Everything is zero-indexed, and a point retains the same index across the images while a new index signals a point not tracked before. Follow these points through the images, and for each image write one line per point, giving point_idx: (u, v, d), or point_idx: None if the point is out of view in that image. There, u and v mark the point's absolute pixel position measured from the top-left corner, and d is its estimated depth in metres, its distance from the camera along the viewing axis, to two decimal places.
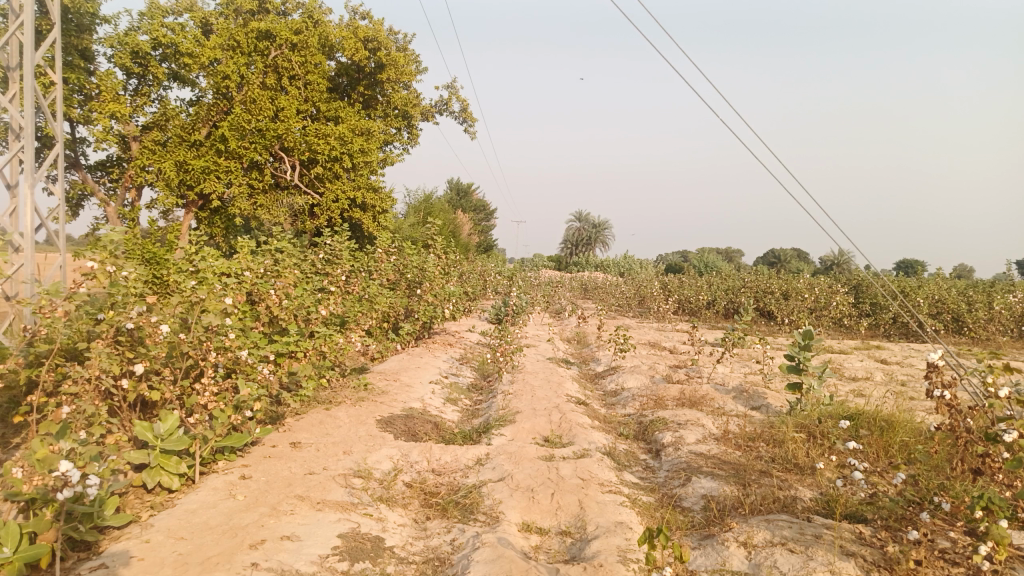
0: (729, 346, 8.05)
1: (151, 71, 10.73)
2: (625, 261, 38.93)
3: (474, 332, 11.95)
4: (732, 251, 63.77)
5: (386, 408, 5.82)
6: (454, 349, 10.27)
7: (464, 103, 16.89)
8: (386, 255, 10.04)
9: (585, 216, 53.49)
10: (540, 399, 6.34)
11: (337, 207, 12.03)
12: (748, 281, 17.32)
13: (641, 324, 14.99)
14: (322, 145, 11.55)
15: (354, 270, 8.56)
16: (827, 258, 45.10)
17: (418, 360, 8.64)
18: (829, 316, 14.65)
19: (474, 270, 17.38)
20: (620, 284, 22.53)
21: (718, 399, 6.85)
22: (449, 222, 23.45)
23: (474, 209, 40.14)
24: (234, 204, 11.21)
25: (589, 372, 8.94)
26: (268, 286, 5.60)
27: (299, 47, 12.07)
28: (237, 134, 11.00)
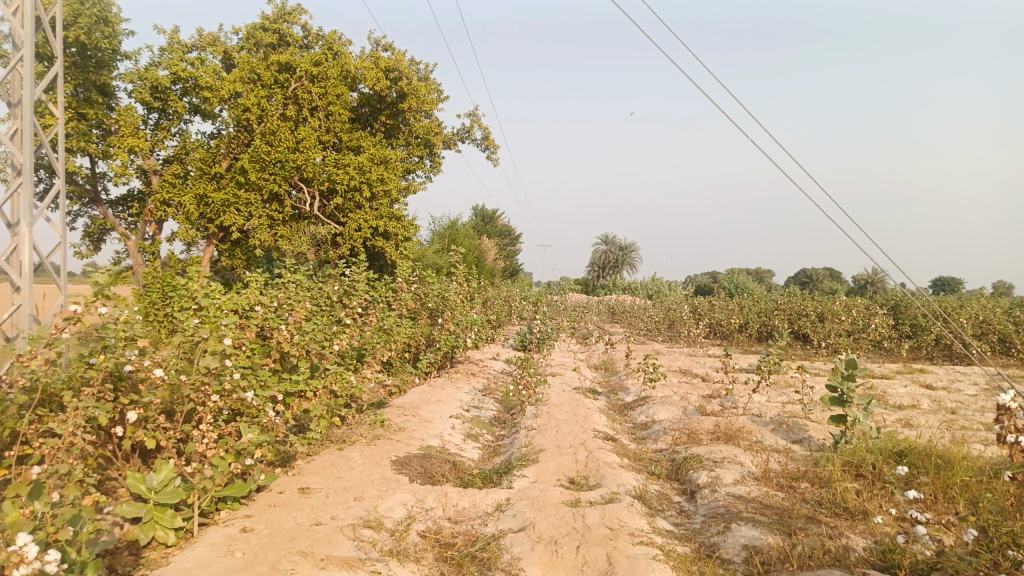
0: (766, 374, 7.63)
1: (171, 105, 10.77)
2: (653, 284, 38.44)
3: (498, 361, 11.64)
4: (762, 272, 62.78)
5: (402, 447, 5.52)
6: (478, 379, 9.98)
7: (486, 129, 16.78)
8: (408, 284, 9.83)
9: (611, 239, 53.13)
10: (565, 435, 6.00)
11: (359, 236, 11.87)
12: (782, 303, 16.82)
13: (671, 350, 14.56)
14: (341, 175, 11.41)
15: (373, 300, 8.36)
16: (860, 277, 44.17)
17: (440, 393, 8.35)
18: (868, 339, 14.09)
19: (499, 297, 17.13)
20: (649, 308, 22.10)
21: (756, 432, 6.44)
22: (474, 249, 23.29)
23: (500, 235, 40.04)
24: (255, 235, 11.11)
25: (618, 402, 8.57)
26: (278, 321, 5.49)
27: (319, 78, 12.05)
28: (257, 166, 10.94)
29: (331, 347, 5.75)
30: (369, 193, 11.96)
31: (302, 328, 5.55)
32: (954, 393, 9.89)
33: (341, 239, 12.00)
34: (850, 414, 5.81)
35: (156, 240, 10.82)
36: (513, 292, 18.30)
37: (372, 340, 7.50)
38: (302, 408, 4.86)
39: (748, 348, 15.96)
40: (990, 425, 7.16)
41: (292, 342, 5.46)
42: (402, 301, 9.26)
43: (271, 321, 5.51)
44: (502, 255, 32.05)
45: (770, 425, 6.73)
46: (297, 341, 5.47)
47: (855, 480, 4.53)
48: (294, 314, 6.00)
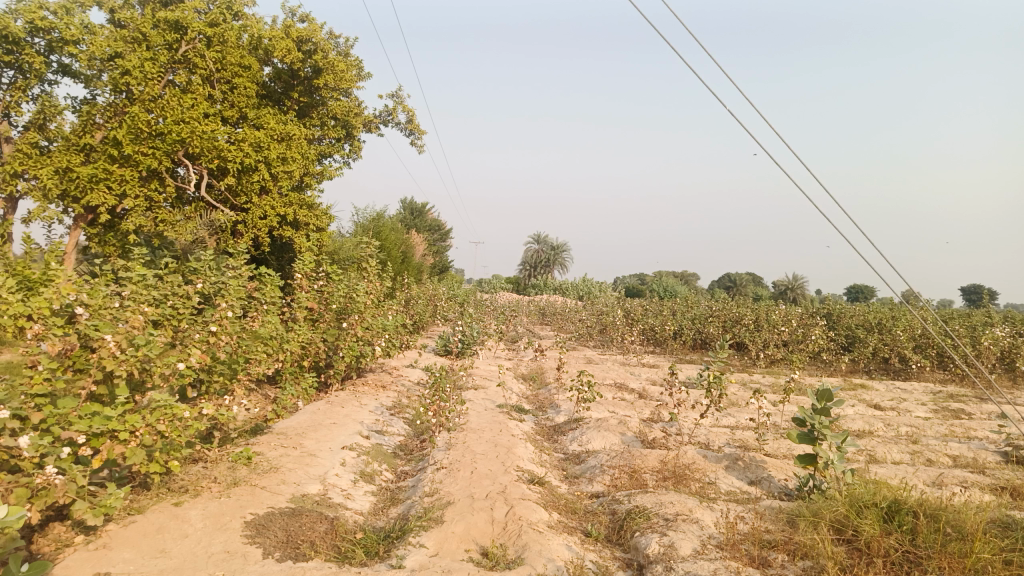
0: (716, 399, 6.70)
1: (26, 60, 9.00)
2: (585, 284, 37.84)
3: (416, 371, 10.40)
4: (688, 276, 63.36)
5: (267, 498, 4.24)
6: (388, 392, 8.72)
7: (411, 113, 15.49)
8: (309, 281, 8.51)
9: (543, 238, 52.48)
10: (481, 476, 4.83)
11: (265, 224, 10.61)
12: (716, 309, 16.16)
13: (603, 359, 13.61)
14: (233, 152, 9.90)
15: (260, 300, 7.01)
16: (782, 284, 44.83)
17: (338, 413, 7.06)
18: (806, 351, 13.49)
19: (422, 296, 15.85)
20: (581, 310, 21.24)
21: (708, 471, 5.43)
22: (399, 243, 21.91)
23: (430, 230, 38.62)
24: (130, 219, 9.37)
25: (546, 424, 7.47)
26: (104, 328, 4.17)
27: (215, 43, 10.58)
28: (134, 137, 9.29)
29: (179, 363, 4.49)
30: (268, 173, 10.52)
31: (136, 338, 4.26)
32: (904, 414, 9.24)
33: (240, 227, 10.54)
34: (822, 455, 4.89)
35: (7, 220, 9.01)
36: (439, 290, 17.07)
37: (249, 349, 6.17)
38: (115, 454, 3.53)
39: (683, 356, 15.21)
40: (959, 458, 6.39)
41: (118, 359, 4.15)
42: (300, 300, 7.89)
43: (96, 329, 4.19)
44: (430, 250, 30.70)
45: (723, 459, 5.75)
46: (126, 356, 4.17)
47: (847, 554, 3.53)
48: (134, 320, 4.70)
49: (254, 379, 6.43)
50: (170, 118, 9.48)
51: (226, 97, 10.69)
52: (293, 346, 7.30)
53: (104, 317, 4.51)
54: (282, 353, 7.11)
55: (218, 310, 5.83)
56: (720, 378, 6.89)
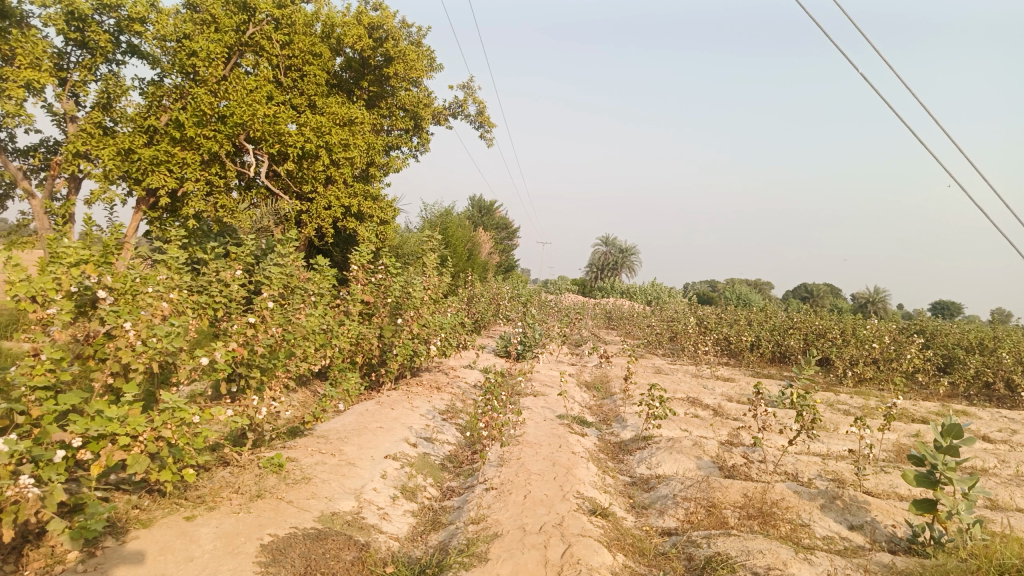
0: (807, 426, 5.90)
1: (92, 38, 8.89)
2: (653, 289, 36.74)
3: (473, 373, 9.87)
4: (760, 285, 61.08)
5: (291, 516, 3.73)
6: (443, 394, 8.22)
7: (481, 105, 15.01)
8: (364, 273, 8.07)
9: (612, 241, 51.51)
10: (536, 503, 4.21)
11: (330, 215, 10.36)
12: (798, 321, 15.06)
13: (673, 369, 12.77)
14: (293, 137, 9.61)
15: (310, 290, 6.62)
16: (861, 297, 42.60)
17: (386, 416, 6.55)
18: (900, 370, 12.30)
19: (484, 294, 15.34)
20: (649, 316, 20.35)
21: (801, 510, 4.66)
22: (465, 240, 21.51)
23: (498, 229, 38.24)
24: (189, 203, 9.13)
25: (611, 440, 6.80)
26: (123, 316, 3.77)
27: (284, 27, 10.44)
28: (196, 119, 9.05)
29: (210, 356, 4.07)
30: (329, 159, 10.20)
31: (158, 329, 3.85)
32: (1019, 449, 8.13)
33: (302, 216, 10.31)
34: (946, 503, 4.04)
35: (69, 200, 8.92)
36: (503, 289, 16.58)
37: (292, 342, 5.75)
38: (114, 461, 3.06)
39: (760, 370, 14.20)
40: None
41: (136, 351, 3.76)
42: (353, 293, 7.48)
43: (117, 314, 3.82)
44: (496, 249, 30.27)
45: (817, 495, 4.97)
46: (145, 348, 3.78)
47: None
48: (167, 306, 4.33)
49: (297, 376, 5.99)
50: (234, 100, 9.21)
51: (296, 84, 10.57)
52: (342, 342, 6.87)
53: (132, 302, 4.13)
54: (330, 349, 6.68)
55: (261, 299, 5.43)
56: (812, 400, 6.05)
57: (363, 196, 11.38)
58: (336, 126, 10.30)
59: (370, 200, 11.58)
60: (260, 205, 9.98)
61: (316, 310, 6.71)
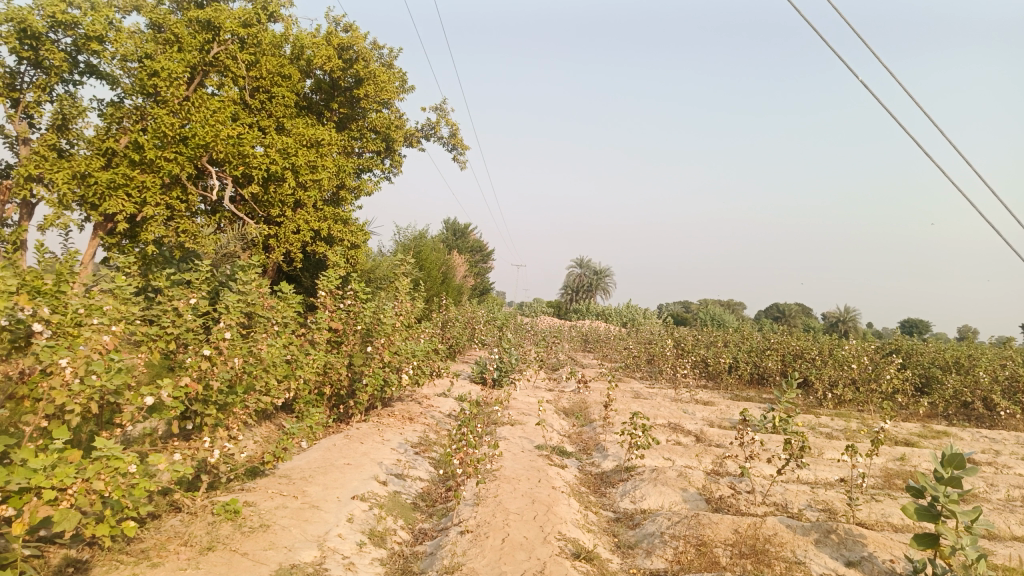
0: (795, 455, 5.67)
1: (46, 57, 8.52)
2: (629, 311, 36.69)
3: (447, 401, 9.54)
4: (733, 305, 61.51)
5: (244, 571, 3.37)
6: (416, 425, 7.88)
7: (454, 126, 14.82)
8: (333, 299, 7.74)
9: (586, 263, 51.54)
10: (515, 547, 3.90)
11: (297, 239, 10.13)
12: (775, 342, 14.96)
13: (652, 394, 12.54)
14: (258, 159, 9.30)
15: (273, 319, 6.28)
16: (833, 316, 43.00)
17: (355, 451, 6.20)
18: (879, 391, 12.20)
19: (458, 318, 15.03)
20: (626, 338, 20.17)
21: (795, 547, 4.41)
22: (439, 264, 21.21)
23: (472, 252, 37.96)
24: (148, 228, 8.73)
25: (592, 472, 6.51)
26: (59, 352, 3.41)
27: (249, 47, 10.23)
28: (156, 141, 8.69)
29: (157, 393, 3.72)
30: (295, 182, 9.90)
31: (98, 365, 3.50)
32: (1005, 471, 7.99)
33: (269, 240, 10.01)
34: (949, 536, 3.80)
35: (20, 226, 8.46)
36: (477, 312, 16.28)
37: (252, 375, 5.40)
38: (40, 517, 2.62)
39: (739, 393, 14.03)
40: None
41: (72, 391, 3.39)
42: (320, 321, 7.16)
43: (52, 351, 3.46)
44: (470, 272, 29.99)
45: (811, 529, 4.71)
46: (82, 387, 3.41)
47: None
48: (111, 339, 3.96)
49: (259, 411, 5.62)
50: (196, 121, 8.88)
51: (264, 106, 10.37)
52: (307, 373, 6.52)
53: (71, 337, 3.77)
54: (295, 380, 6.32)
55: (217, 329, 5.08)
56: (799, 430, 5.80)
57: (333, 220, 11.09)
58: (303, 148, 10.04)
59: (340, 224, 11.28)
60: (226, 229, 9.62)
61: (283, 340, 6.38)
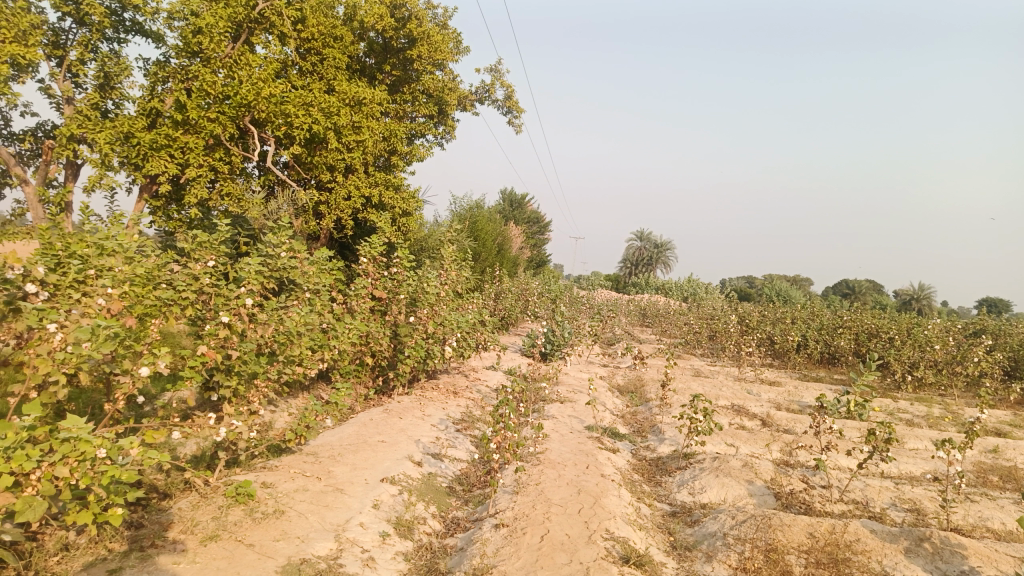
0: (878, 449, 4.86)
1: (89, 13, 8.31)
2: (689, 285, 35.68)
3: (495, 374, 9.12)
4: (798, 280, 59.23)
5: (247, 566, 2.99)
6: (461, 400, 7.49)
7: (510, 89, 14.22)
8: (374, 266, 7.36)
9: (647, 235, 50.39)
10: (554, 548, 3.43)
11: (349, 205, 9.97)
12: (848, 319, 14.00)
13: (712, 372, 11.87)
14: (301, 116, 8.81)
15: (306, 285, 5.89)
16: (906, 294, 40.93)
17: (392, 427, 5.83)
18: (964, 376, 11.23)
19: (511, 289, 14.58)
20: (687, 313, 19.39)
21: (881, 555, 3.80)
22: (495, 234, 20.76)
23: (529, 223, 37.40)
24: (191, 191, 8.50)
25: (646, 458, 5.98)
26: (49, 317, 3.04)
27: (297, 4, 9.86)
28: (200, 101, 8.43)
29: (160, 363, 3.30)
30: (340, 144, 9.54)
31: (91, 332, 3.12)
32: None
33: (320, 207, 9.88)
34: None
35: (65, 187, 8.36)
36: (532, 283, 15.80)
37: (278, 344, 5.02)
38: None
39: (807, 373, 13.19)
40: None
41: (61, 359, 3.01)
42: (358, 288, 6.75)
43: (42, 315, 3.09)
44: (527, 243, 29.48)
45: (899, 535, 4.07)
46: (72, 356, 3.03)
47: None
48: (112, 303, 3.58)
49: (288, 384, 5.28)
50: (239, 79, 8.55)
51: (315, 69, 10.01)
52: (344, 344, 6.14)
53: (68, 300, 3.42)
54: (329, 352, 5.96)
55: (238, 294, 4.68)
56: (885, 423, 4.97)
57: (382, 186, 10.71)
58: (346, 106, 9.58)
59: (389, 190, 10.90)
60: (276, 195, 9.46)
61: (318, 309, 6.00)
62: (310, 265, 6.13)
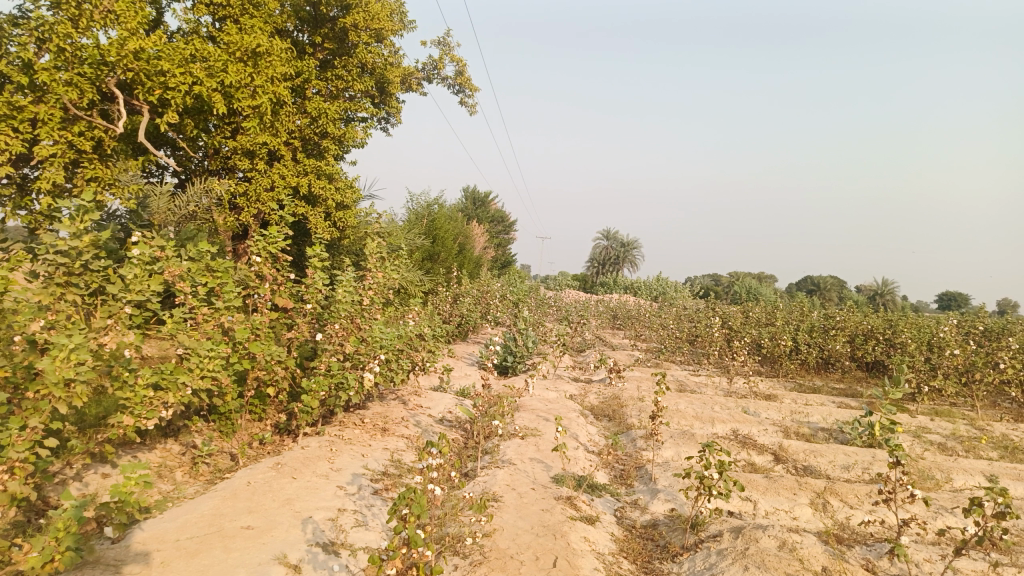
0: (986, 529, 3.17)
1: None
2: (658, 284, 34.42)
3: (443, 399, 7.41)
4: (765, 277, 58.52)
5: None
6: (392, 440, 5.78)
7: (461, 66, 12.51)
8: (273, 268, 5.60)
9: (614, 234, 49.16)
10: None
11: (271, 197, 8.36)
12: (843, 319, 12.56)
13: (699, 385, 10.32)
14: (176, 73, 7.08)
15: (131, 297, 4.17)
16: (870, 289, 40.42)
17: (275, 497, 4.08)
18: (984, 383, 9.80)
19: (469, 293, 12.89)
20: (663, 314, 17.89)
21: None
22: (455, 232, 19.00)
23: (492, 222, 35.65)
24: (44, 175, 6.64)
25: (636, 528, 4.32)
26: None
27: None
28: (55, 60, 6.55)
29: None
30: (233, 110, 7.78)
31: None
32: None
33: (238, 199, 8.24)
34: None
35: None
36: (494, 286, 14.11)
37: (58, 399, 3.28)
38: None
39: (801, 382, 11.72)
40: None
41: None
42: (224, 298, 4.83)
43: None
44: (492, 242, 27.73)
45: None
46: None
47: None
48: None
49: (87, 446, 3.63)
50: (127, 26, 6.79)
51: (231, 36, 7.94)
52: (204, 382, 4.34)
53: None
54: (176, 393, 4.10)
55: None
56: (995, 488, 3.17)
57: (310, 172, 8.92)
58: (238, 63, 7.66)
59: (318, 177, 9.10)
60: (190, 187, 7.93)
61: (149, 331, 4.59)
62: (142, 268, 4.42)
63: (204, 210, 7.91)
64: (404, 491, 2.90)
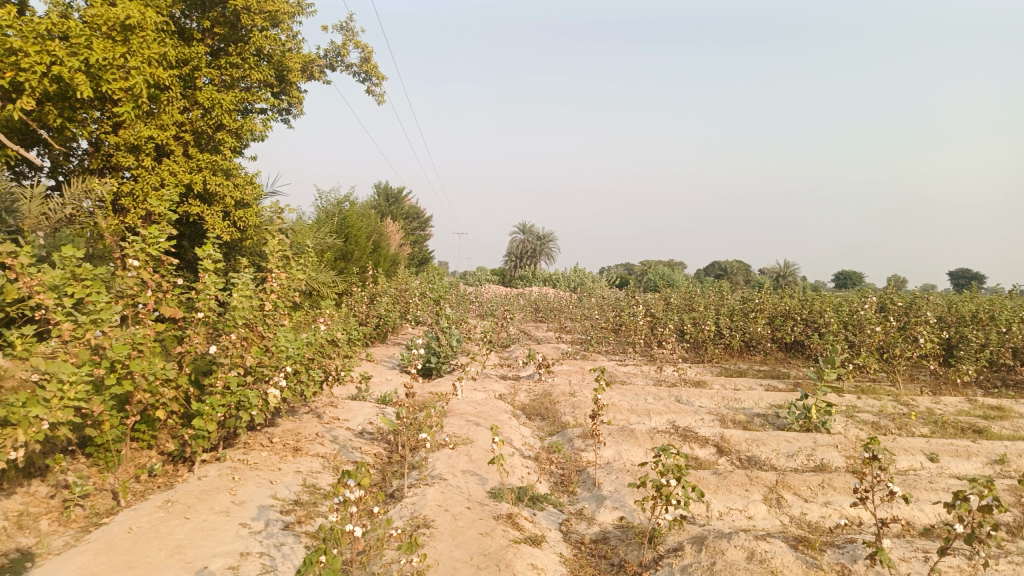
0: (973, 524, 2.92)
1: None
2: (575, 275, 34.47)
3: (363, 408, 6.79)
4: (677, 263, 59.91)
5: None
6: (305, 460, 5.14)
7: (366, 52, 11.79)
8: (156, 273, 4.83)
9: (530, 227, 49.07)
10: None
11: (160, 196, 7.49)
12: (763, 302, 12.63)
13: (627, 376, 10.08)
14: (31, 52, 6.10)
15: None
16: (774, 272, 41.94)
17: (163, 546, 3.40)
18: (902, 359, 9.98)
19: (385, 292, 12.21)
20: (584, 305, 17.68)
21: None
22: (368, 229, 18.17)
23: (406, 219, 34.77)
24: None
25: (585, 544, 3.89)
26: None
27: None
28: None
29: None
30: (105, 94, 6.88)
31: None
32: None
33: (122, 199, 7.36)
34: None
35: None
36: (412, 284, 13.47)
37: None
38: None
39: (726, 366, 11.68)
40: None
41: None
42: (92, 309, 4.06)
43: None
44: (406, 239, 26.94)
45: None
46: None
47: None
48: None
49: None
50: None
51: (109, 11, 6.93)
52: (68, 413, 3.60)
53: None
54: (26, 430, 3.36)
55: None
56: (979, 480, 2.92)
57: (204, 168, 8.08)
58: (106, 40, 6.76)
59: (214, 173, 8.26)
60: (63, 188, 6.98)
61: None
62: None
63: (81, 211, 6.95)
64: (313, 553, 2.42)
